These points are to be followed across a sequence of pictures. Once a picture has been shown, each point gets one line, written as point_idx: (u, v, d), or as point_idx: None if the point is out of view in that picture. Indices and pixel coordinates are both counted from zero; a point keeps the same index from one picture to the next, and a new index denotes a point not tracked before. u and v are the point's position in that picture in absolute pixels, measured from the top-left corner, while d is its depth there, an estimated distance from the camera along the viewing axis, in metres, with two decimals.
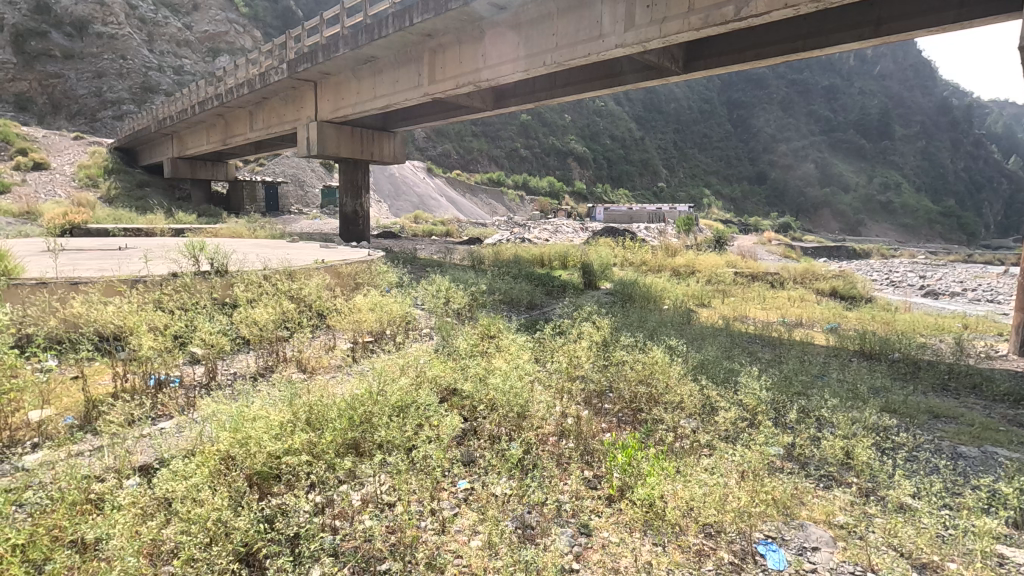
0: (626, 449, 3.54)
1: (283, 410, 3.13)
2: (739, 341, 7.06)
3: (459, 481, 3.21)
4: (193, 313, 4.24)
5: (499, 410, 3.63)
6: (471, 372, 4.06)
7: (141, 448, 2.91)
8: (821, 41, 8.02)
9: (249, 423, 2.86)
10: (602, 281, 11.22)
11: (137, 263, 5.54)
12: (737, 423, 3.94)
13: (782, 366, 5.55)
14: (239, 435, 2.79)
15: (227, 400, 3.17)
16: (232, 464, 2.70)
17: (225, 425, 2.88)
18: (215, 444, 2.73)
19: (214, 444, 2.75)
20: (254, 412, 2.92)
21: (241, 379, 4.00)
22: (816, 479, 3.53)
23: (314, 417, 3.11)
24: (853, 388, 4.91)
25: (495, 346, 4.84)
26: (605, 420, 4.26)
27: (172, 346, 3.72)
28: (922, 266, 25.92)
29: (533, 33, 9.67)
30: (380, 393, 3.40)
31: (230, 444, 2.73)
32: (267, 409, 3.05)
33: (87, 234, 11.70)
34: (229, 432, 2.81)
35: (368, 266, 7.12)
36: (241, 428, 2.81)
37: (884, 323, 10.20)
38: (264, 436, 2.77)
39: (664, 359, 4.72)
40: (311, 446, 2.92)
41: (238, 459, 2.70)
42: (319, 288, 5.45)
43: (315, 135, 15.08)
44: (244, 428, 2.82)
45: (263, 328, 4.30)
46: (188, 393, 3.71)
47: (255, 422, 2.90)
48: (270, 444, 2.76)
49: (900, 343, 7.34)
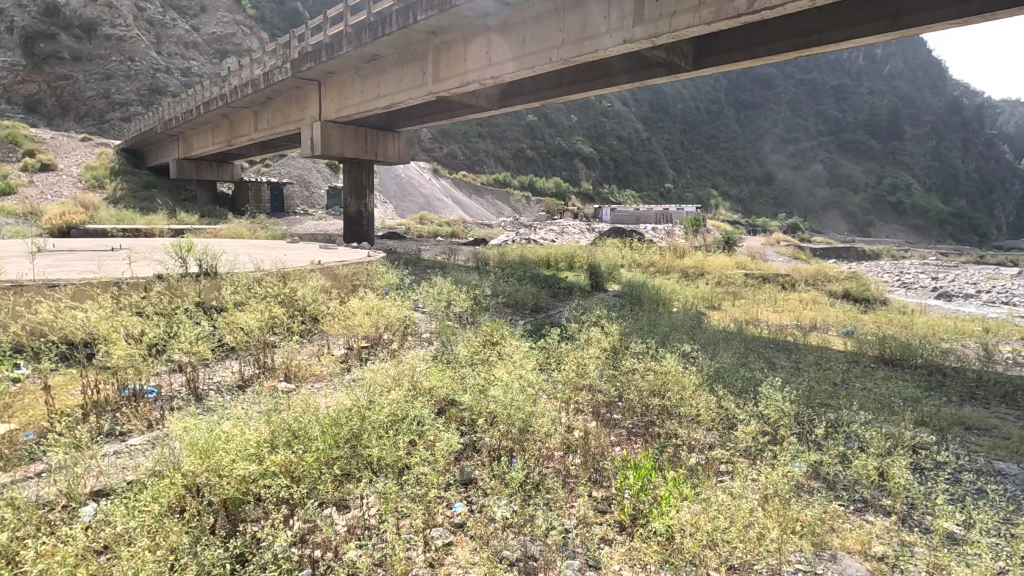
0: (638, 468, 3.24)
1: (261, 427, 2.84)
2: (753, 345, 6.78)
3: (455, 503, 2.98)
4: (175, 316, 3.93)
5: (504, 424, 3.35)
6: (470, 384, 3.78)
7: (99, 470, 2.61)
8: (836, 35, 7.68)
9: (222, 440, 2.57)
10: (610, 283, 10.90)
11: (124, 264, 5.29)
12: (758, 437, 3.64)
13: (801, 374, 5.22)
14: (206, 457, 2.49)
15: (201, 414, 2.91)
16: (195, 493, 2.41)
17: (192, 444, 2.57)
18: (181, 466, 2.44)
19: (178, 466, 2.47)
20: (227, 430, 2.62)
21: (224, 390, 3.73)
22: (847, 503, 3.23)
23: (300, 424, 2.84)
24: (880, 398, 4.59)
25: (498, 353, 4.53)
26: (615, 434, 4.02)
27: (149, 353, 3.45)
28: (933, 267, 25.45)
29: (538, 30, 9.40)
30: (371, 407, 3.13)
31: (200, 463, 2.44)
32: (242, 426, 2.76)
33: (85, 234, 11.52)
34: (198, 452, 2.50)
35: (368, 267, 6.87)
36: (212, 446, 2.52)
37: (902, 326, 9.86)
38: (234, 456, 2.47)
39: (678, 367, 4.38)
40: (290, 468, 2.61)
41: (204, 488, 2.42)
42: (315, 290, 5.18)
43: (320, 135, 14.91)
44: (214, 446, 2.53)
45: (250, 333, 4.02)
46: (164, 405, 3.45)
47: (231, 439, 2.60)
48: (246, 464, 2.48)
49: (922, 347, 7.04)
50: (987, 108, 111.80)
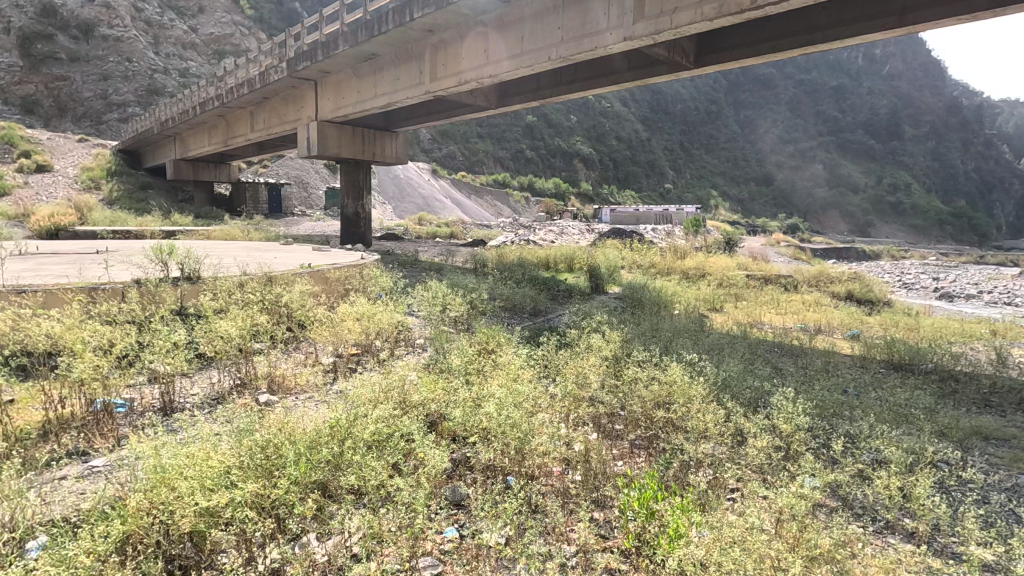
0: (643, 488, 3.01)
1: (232, 446, 2.60)
2: (758, 350, 6.57)
3: (446, 529, 2.75)
4: (150, 327, 3.69)
5: (500, 441, 3.13)
6: (462, 397, 3.54)
7: (47, 500, 2.32)
8: (842, 31, 7.42)
9: (186, 463, 2.29)
10: (611, 285, 10.70)
11: (102, 268, 5.07)
12: (773, 453, 3.39)
13: (810, 382, 5.00)
14: (167, 486, 2.21)
15: (168, 435, 2.67)
16: (151, 529, 2.14)
17: (152, 470, 2.29)
18: (136, 497, 2.15)
19: (136, 496, 2.20)
20: (193, 452, 2.38)
21: (200, 404, 3.51)
22: (867, 524, 3.01)
23: (278, 442, 2.57)
24: (896, 409, 4.36)
25: (492, 362, 4.29)
26: (616, 447, 3.81)
27: (119, 365, 3.22)
28: (934, 267, 25.27)
29: (537, 27, 9.18)
30: (354, 424, 2.89)
31: (158, 491, 2.17)
32: (212, 446, 2.52)
33: (75, 236, 11.31)
34: (157, 479, 2.22)
35: (360, 270, 6.64)
36: (174, 470, 2.25)
37: (909, 329, 9.64)
38: (198, 484, 2.19)
39: (684, 377, 4.14)
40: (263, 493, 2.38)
41: (164, 521, 2.15)
42: (303, 295, 4.96)
43: (316, 135, 14.70)
44: (176, 471, 2.25)
45: (229, 342, 3.79)
46: (136, 421, 3.24)
47: (201, 462, 2.34)
48: (213, 492, 2.21)
49: (933, 352, 6.80)
50: (987, 108, 111.75)
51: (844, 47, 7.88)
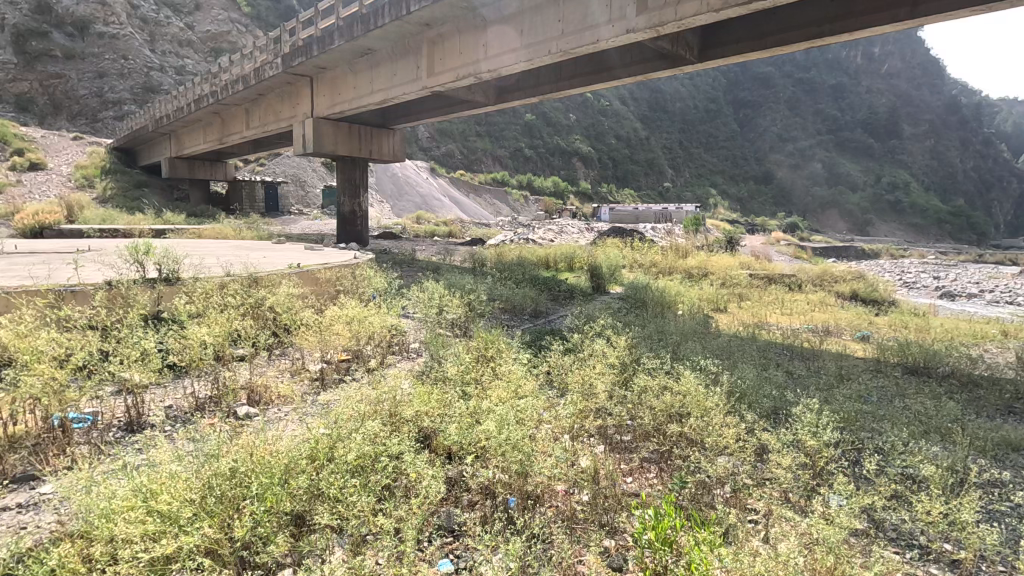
0: (659, 515, 2.69)
1: (193, 464, 2.26)
2: (766, 353, 6.29)
3: (441, 561, 2.45)
4: (116, 335, 3.38)
5: (499, 462, 2.82)
6: (459, 410, 3.24)
7: None
8: (852, 23, 7.11)
9: (137, 497, 1.96)
10: (612, 285, 10.42)
11: (72, 269, 4.73)
12: (800, 471, 3.09)
13: (827, 390, 4.70)
14: (112, 526, 1.86)
15: (118, 460, 2.33)
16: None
17: (93, 507, 1.94)
18: (73, 542, 1.82)
19: (71, 538, 1.86)
20: (145, 481, 2.04)
21: (170, 420, 3.19)
22: (911, 554, 2.70)
23: (248, 467, 2.22)
24: (925, 418, 4.05)
25: (491, 371, 3.97)
26: (624, 462, 3.53)
27: (76, 377, 2.89)
28: (936, 266, 25.02)
29: (537, 20, 8.86)
30: (337, 446, 2.57)
31: (98, 531, 1.83)
32: (170, 467, 2.19)
33: (59, 234, 10.97)
34: (99, 516, 1.88)
35: (353, 270, 6.34)
36: (118, 509, 1.90)
37: (918, 330, 9.34)
38: (145, 528, 1.83)
39: (699, 386, 3.84)
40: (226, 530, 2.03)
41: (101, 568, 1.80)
42: (290, 296, 4.67)
43: (312, 132, 14.37)
44: (123, 508, 1.91)
45: (204, 351, 3.49)
46: (99, 438, 2.92)
47: (151, 497, 1.99)
48: (161, 536, 1.86)
49: (949, 354, 6.49)
50: (985, 107, 111.60)
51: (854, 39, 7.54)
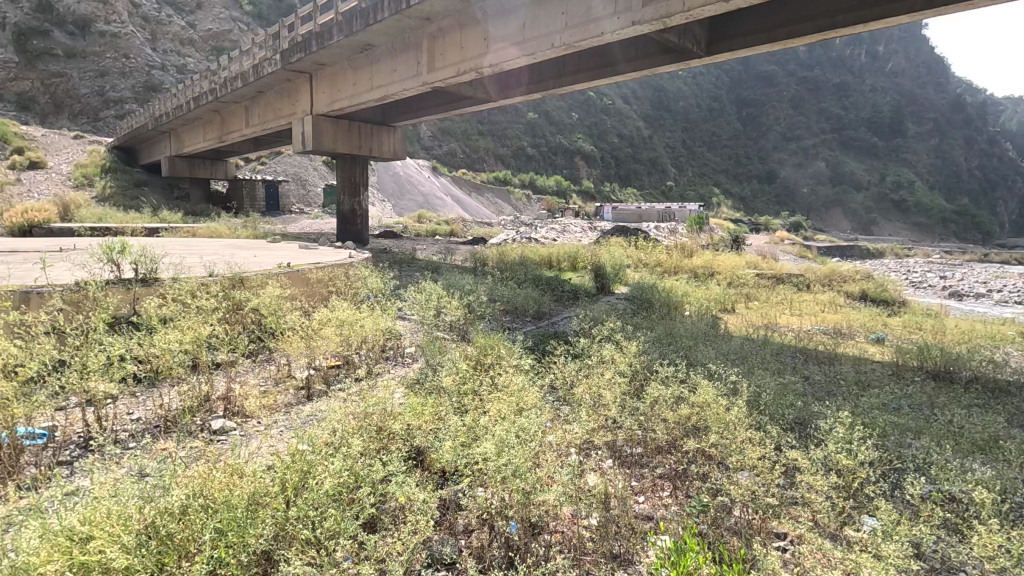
0: (680, 548, 2.36)
1: (138, 495, 1.94)
2: (780, 356, 5.97)
3: None
4: (76, 345, 3.08)
5: (498, 488, 2.48)
6: (455, 427, 2.92)
7: None
8: (866, 15, 6.75)
9: (60, 545, 1.63)
10: (616, 285, 10.10)
11: (42, 270, 4.39)
12: (834, 495, 2.77)
13: (851, 399, 4.38)
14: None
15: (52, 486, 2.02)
16: None
17: (11, 557, 1.63)
18: None
19: None
20: (73, 521, 1.72)
21: (133, 437, 2.89)
22: None
23: (203, 504, 1.90)
24: (961, 431, 3.73)
25: (490, 381, 3.66)
26: (635, 478, 3.23)
27: (26, 392, 2.60)
28: (942, 266, 24.57)
29: (541, 12, 8.51)
30: (315, 468, 2.24)
31: None
32: (106, 502, 1.87)
33: (50, 233, 10.74)
34: (13, 568, 1.56)
35: (347, 270, 6.04)
36: (40, 558, 1.58)
37: (935, 332, 8.98)
38: None
39: (717, 398, 3.51)
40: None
41: None
42: (276, 297, 4.37)
43: (311, 128, 14.06)
44: (45, 555, 1.59)
45: (174, 359, 3.18)
46: (54, 456, 2.63)
47: (82, 542, 1.67)
48: None
49: (972, 359, 6.14)
50: (990, 105, 110.49)
51: (869, 30, 7.16)
